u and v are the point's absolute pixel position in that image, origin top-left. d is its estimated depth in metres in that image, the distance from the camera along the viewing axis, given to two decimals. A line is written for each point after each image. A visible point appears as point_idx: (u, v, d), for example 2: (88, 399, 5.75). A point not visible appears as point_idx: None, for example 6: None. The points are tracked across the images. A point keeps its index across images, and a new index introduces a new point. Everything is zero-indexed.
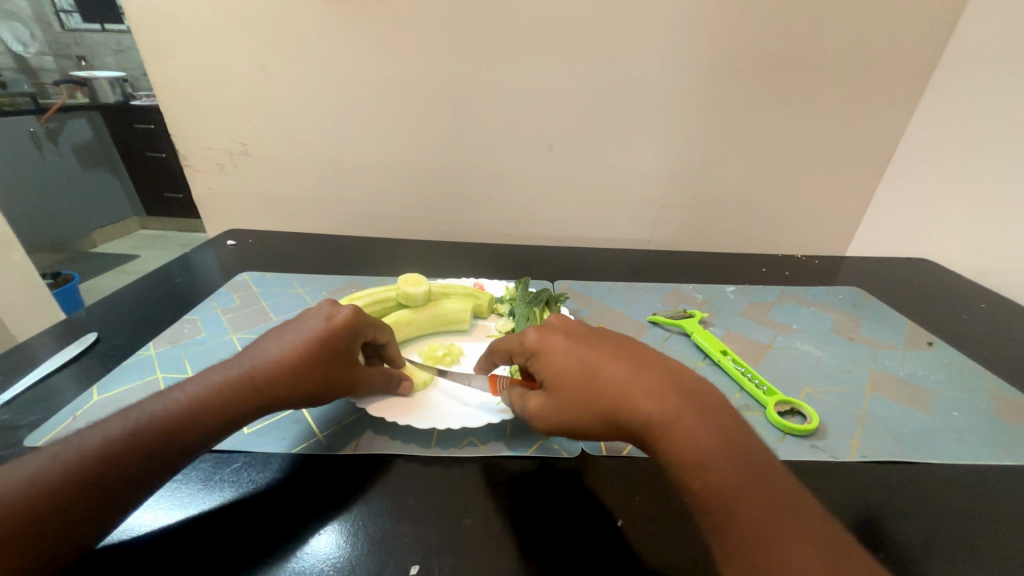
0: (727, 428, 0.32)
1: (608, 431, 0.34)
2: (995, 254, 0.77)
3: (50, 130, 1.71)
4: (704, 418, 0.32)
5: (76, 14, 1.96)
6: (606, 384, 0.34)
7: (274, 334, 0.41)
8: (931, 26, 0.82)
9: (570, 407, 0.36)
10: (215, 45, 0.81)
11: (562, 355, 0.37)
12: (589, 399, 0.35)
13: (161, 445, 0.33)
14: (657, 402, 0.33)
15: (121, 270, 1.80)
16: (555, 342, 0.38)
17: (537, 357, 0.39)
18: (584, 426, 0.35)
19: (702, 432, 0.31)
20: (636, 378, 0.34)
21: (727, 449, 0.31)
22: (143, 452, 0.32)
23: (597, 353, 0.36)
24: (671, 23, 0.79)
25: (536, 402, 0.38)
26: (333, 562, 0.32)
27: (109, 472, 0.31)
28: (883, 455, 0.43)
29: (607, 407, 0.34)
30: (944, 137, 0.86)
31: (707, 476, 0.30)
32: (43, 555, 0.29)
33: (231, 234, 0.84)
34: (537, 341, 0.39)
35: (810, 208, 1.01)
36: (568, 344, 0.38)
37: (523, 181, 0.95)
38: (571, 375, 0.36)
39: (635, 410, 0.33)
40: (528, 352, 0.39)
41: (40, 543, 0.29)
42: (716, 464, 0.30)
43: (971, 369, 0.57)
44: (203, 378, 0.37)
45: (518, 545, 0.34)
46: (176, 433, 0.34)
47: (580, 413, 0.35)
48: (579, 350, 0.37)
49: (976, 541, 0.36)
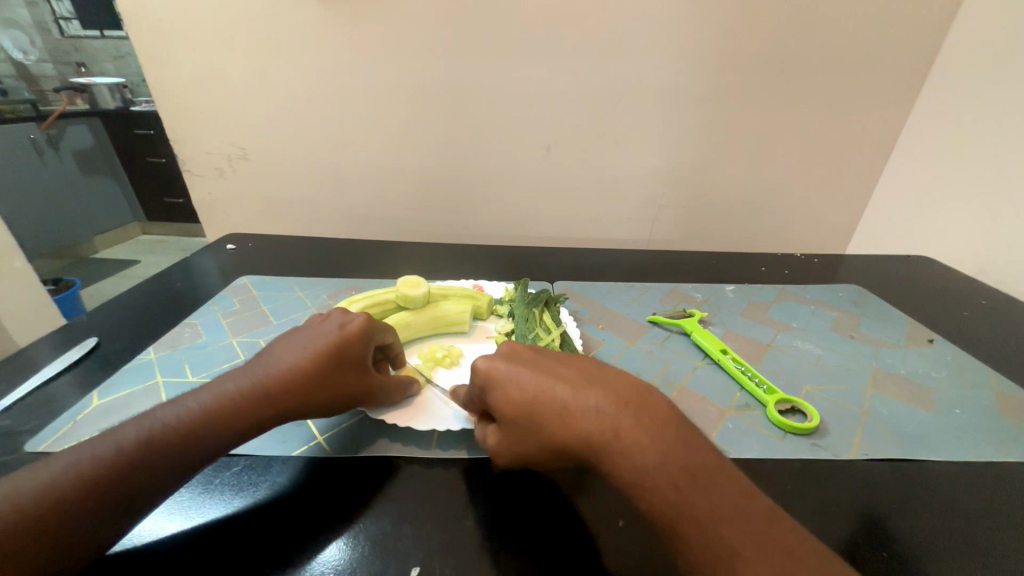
0: (673, 442, 0.31)
1: (556, 457, 0.34)
2: (994, 251, 0.77)
3: (50, 137, 1.73)
4: (645, 435, 0.31)
5: (75, 21, 1.97)
6: (548, 408, 0.34)
7: (284, 343, 0.41)
8: (927, 25, 0.82)
9: (517, 435, 0.35)
10: (215, 51, 0.81)
11: (505, 382, 0.37)
12: (534, 425, 0.34)
13: (177, 454, 0.33)
14: (599, 421, 0.32)
15: (123, 275, 1.81)
16: (498, 368, 0.37)
17: (485, 389, 0.38)
18: (531, 453, 0.35)
19: (646, 449, 0.31)
20: (576, 399, 0.34)
21: (675, 463, 0.30)
22: (158, 459, 0.32)
23: (539, 376, 0.36)
24: (668, 25, 0.80)
25: (493, 437, 0.38)
26: (335, 565, 0.32)
27: (122, 481, 0.31)
28: (884, 454, 0.43)
29: (550, 432, 0.34)
30: (942, 134, 0.86)
31: (655, 490, 0.30)
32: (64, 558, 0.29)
33: (231, 238, 0.84)
34: (482, 371, 0.38)
35: (810, 206, 1.01)
36: (511, 367, 0.37)
37: (523, 182, 0.95)
38: (515, 402, 0.35)
39: (578, 432, 0.33)
40: (477, 382, 0.38)
41: (62, 549, 0.29)
42: (662, 484, 0.30)
43: (972, 366, 0.57)
44: (215, 388, 0.37)
45: (520, 546, 0.34)
46: (189, 442, 0.34)
47: (527, 440, 0.35)
48: (522, 374, 0.37)
49: (981, 540, 0.36)
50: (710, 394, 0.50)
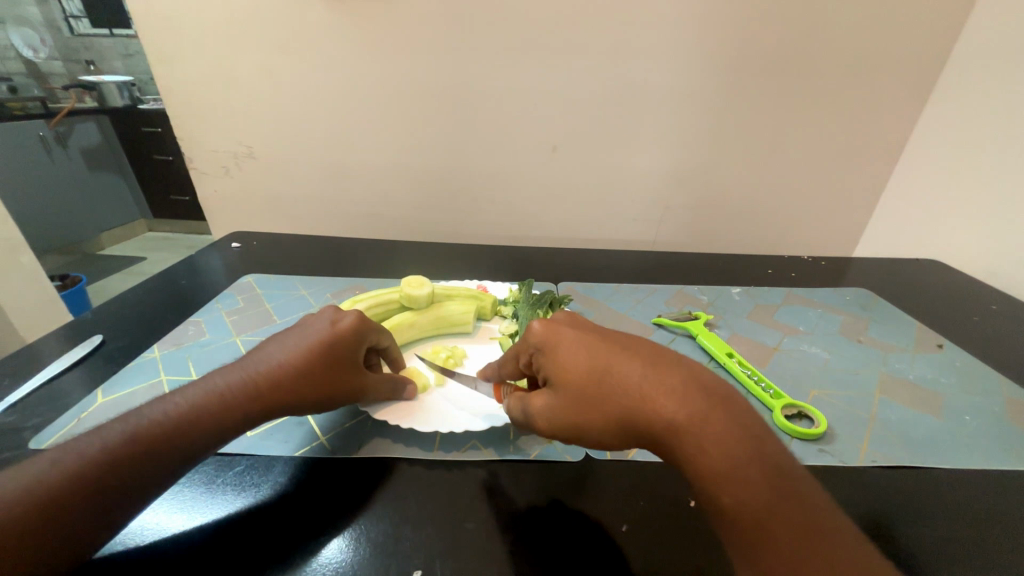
0: (752, 434, 0.31)
1: (619, 432, 0.34)
2: (1005, 255, 0.76)
3: (59, 134, 1.74)
4: (730, 424, 0.31)
5: (85, 20, 1.99)
6: (620, 382, 0.34)
7: (276, 340, 0.41)
8: (938, 26, 0.81)
9: (580, 404, 0.35)
10: (221, 49, 0.82)
11: (573, 351, 0.36)
12: (601, 397, 0.34)
13: (167, 451, 0.33)
14: (677, 402, 0.32)
15: (129, 272, 1.82)
16: (566, 337, 0.37)
17: (545, 355, 0.38)
18: (592, 424, 0.35)
19: (729, 437, 0.30)
20: (654, 377, 0.33)
21: (753, 453, 0.30)
22: (147, 456, 0.32)
23: (610, 349, 0.36)
24: (674, 25, 0.79)
25: (541, 399, 0.37)
26: (337, 567, 0.32)
27: (110, 479, 0.31)
28: (894, 460, 0.43)
29: (619, 406, 0.33)
30: (952, 137, 0.85)
31: (733, 481, 0.29)
32: (55, 556, 0.29)
33: (236, 236, 0.84)
34: (544, 336, 0.38)
35: (817, 209, 1.00)
36: (579, 337, 0.37)
37: (527, 182, 0.95)
38: (582, 371, 0.35)
39: (653, 409, 0.32)
40: (538, 347, 0.38)
41: (48, 547, 0.29)
42: (743, 473, 0.29)
43: (983, 372, 0.56)
44: (204, 384, 0.37)
45: (523, 550, 0.33)
46: (179, 438, 0.34)
47: (590, 411, 0.34)
48: (591, 345, 0.36)
49: (993, 550, 0.35)
50: None
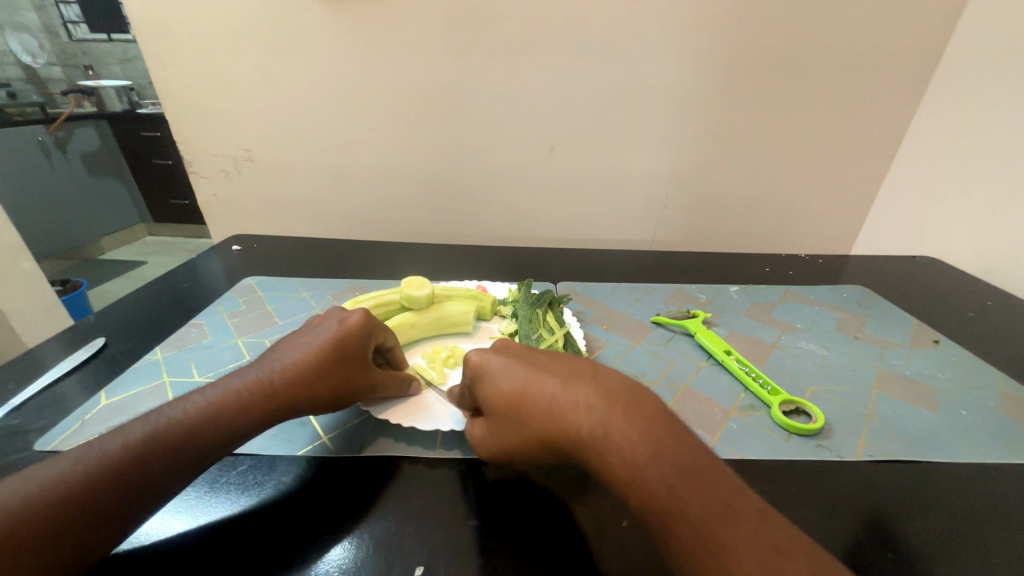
0: (659, 435, 0.31)
1: (545, 451, 0.34)
2: (999, 251, 0.76)
3: (58, 139, 1.75)
4: (632, 429, 0.31)
5: (83, 25, 2.00)
6: (536, 401, 0.34)
7: (289, 341, 0.42)
8: (932, 24, 0.82)
9: (507, 428, 0.36)
10: (220, 53, 0.82)
11: (495, 375, 0.37)
12: (521, 419, 0.35)
13: (183, 450, 0.33)
14: (584, 414, 0.32)
15: (129, 276, 1.82)
16: (489, 361, 0.38)
17: (476, 382, 0.38)
18: (521, 446, 0.35)
19: (634, 445, 0.30)
20: (564, 395, 0.34)
21: (658, 454, 0.30)
22: (170, 452, 0.33)
23: (528, 369, 0.36)
24: (670, 26, 0.80)
25: (479, 428, 0.38)
26: (339, 564, 0.32)
27: (128, 476, 0.31)
28: (890, 454, 0.43)
29: (539, 426, 0.34)
30: (947, 133, 0.85)
31: (641, 486, 0.29)
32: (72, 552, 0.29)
33: (236, 239, 0.85)
34: (474, 363, 0.39)
35: (814, 207, 1.00)
36: (500, 360, 0.38)
37: (525, 182, 0.95)
38: (503, 395, 0.36)
39: (566, 426, 0.33)
40: (468, 375, 0.39)
41: (71, 543, 0.29)
42: (648, 476, 0.29)
43: (978, 366, 0.56)
44: (222, 384, 0.38)
45: (523, 547, 0.34)
46: (199, 436, 0.34)
47: (517, 434, 0.35)
48: (511, 368, 0.37)
49: (987, 541, 0.36)
50: (713, 395, 0.50)
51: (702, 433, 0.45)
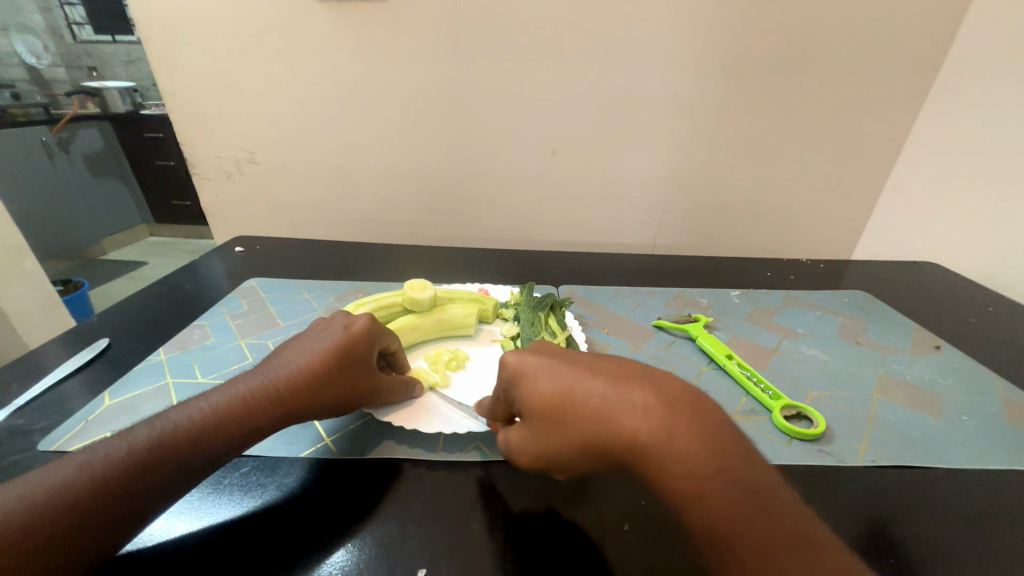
0: (717, 439, 0.31)
1: (589, 456, 0.33)
2: (1000, 258, 0.77)
3: (62, 140, 1.76)
4: (693, 433, 0.31)
5: (87, 26, 2.01)
6: (586, 404, 0.33)
7: (294, 346, 0.42)
8: (932, 30, 0.82)
9: (549, 431, 0.34)
10: (225, 56, 0.83)
11: (538, 377, 0.36)
12: (567, 421, 0.34)
13: (187, 454, 0.33)
14: (639, 418, 0.32)
15: (130, 277, 1.83)
16: (530, 362, 0.37)
17: (515, 385, 0.37)
18: (564, 450, 0.34)
19: (695, 450, 0.30)
20: (618, 398, 0.33)
21: (717, 461, 0.30)
22: (174, 455, 0.33)
23: (573, 371, 0.36)
24: (672, 31, 0.81)
25: (516, 434, 0.37)
26: (342, 566, 0.32)
27: (132, 480, 0.31)
28: (891, 459, 0.43)
29: (586, 429, 0.33)
30: (947, 139, 0.86)
31: (703, 492, 0.29)
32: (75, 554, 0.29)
33: (239, 241, 0.85)
34: (511, 365, 0.38)
35: (814, 212, 1.01)
36: (544, 362, 0.37)
37: (527, 186, 0.95)
38: (547, 397, 0.35)
39: (618, 429, 0.32)
40: (507, 377, 0.38)
41: (74, 545, 0.29)
42: (710, 481, 0.29)
43: (979, 372, 0.56)
44: (227, 389, 0.38)
45: (525, 549, 0.34)
46: (202, 440, 0.34)
47: (559, 437, 0.34)
48: (555, 370, 0.36)
49: (989, 546, 0.36)
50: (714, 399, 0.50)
51: None
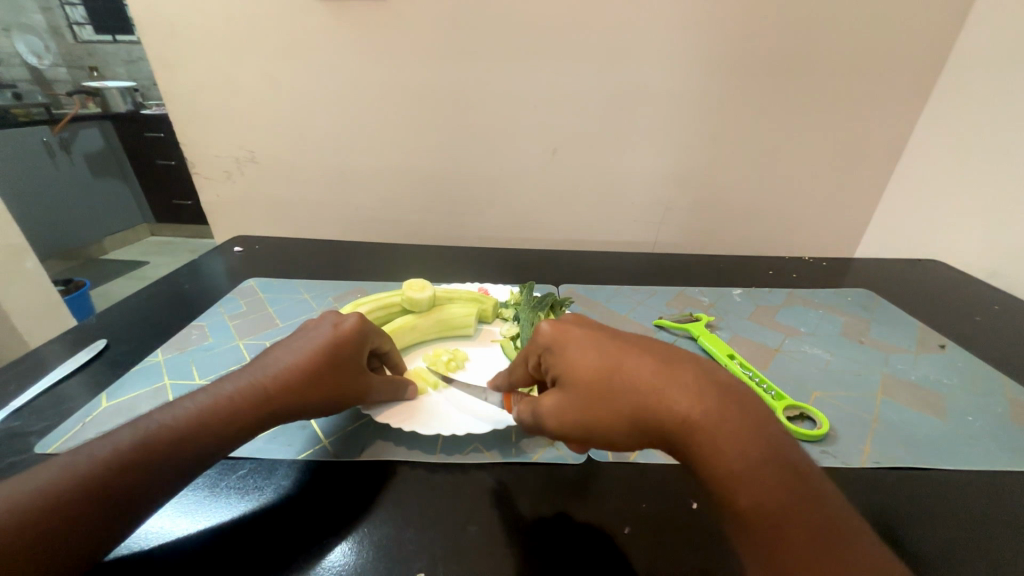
0: (763, 426, 0.30)
1: (629, 429, 0.33)
2: (1005, 255, 0.76)
3: (63, 139, 1.76)
4: (742, 416, 0.30)
5: (88, 26, 2.02)
6: (633, 379, 0.33)
7: (282, 345, 0.41)
8: (937, 25, 0.81)
9: (590, 401, 0.34)
10: (224, 55, 0.82)
11: (584, 349, 0.36)
12: (611, 393, 0.33)
13: (172, 456, 0.33)
14: (687, 395, 0.31)
15: (132, 276, 1.83)
16: (575, 335, 0.37)
17: (557, 356, 0.37)
18: (604, 422, 0.34)
19: (743, 432, 0.30)
20: (666, 373, 0.33)
21: (764, 447, 0.29)
22: (160, 458, 0.33)
23: (620, 346, 0.35)
24: (674, 27, 0.80)
25: (548, 403, 0.36)
26: (339, 569, 0.32)
27: (116, 483, 0.31)
28: (896, 461, 0.43)
29: (631, 401, 0.32)
30: (953, 136, 0.85)
31: (751, 474, 0.28)
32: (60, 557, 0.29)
33: (238, 240, 0.84)
34: (553, 335, 0.37)
35: (817, 209, 1.00)
36: (590, 335, 0.37)
37: (527, 184, 0.95)
38: (590, 368, 0.35)
39: (664, 403, 0.32)
40: (549, 348, 0.37)
41: (57, 548, 0.29)
42: (756, 464, 0.29)
43: (984, 371, 0.56)
44: (214, 389, 0.37)
45: (524, 552, 0.33)
46: (188, 443, 0.34)
47: (601, 408, 0.34)
48: (601, 343, 0.36)
49: (997, 550, 0.35)
50: None
51: None
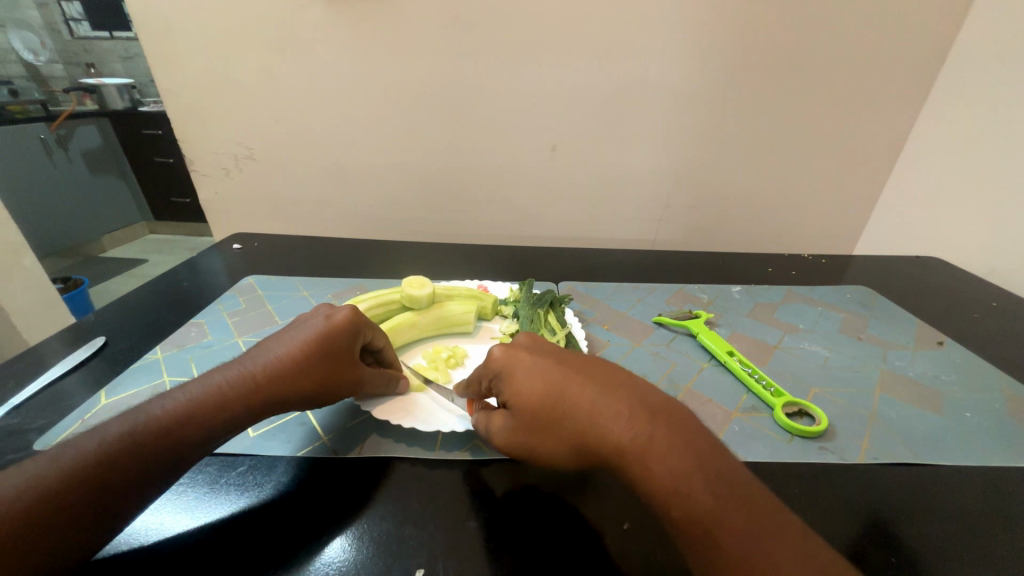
0: (700, 450, 0.31)
1: (575, 456, 0.34)
2: (1004, 252, 0.76)
3: (60, 137, 1.75)
4: (676, 441, 0.31)
5: (84, 23, 2.00)
6: (575, 406, 0.34)
7: (275, 336, 0.42)
8: (939, 21, 0.81)
9: (536, 431, 0.35)
10: (221, 51, 0.82)
11: (529, 374, 0.36)
12: (555, 422, 0.34)
13: (162, 444, 0.33)
14: (623, 422, 0.32)
15: (131, 274, 1.83)
16: (523, 361, 0.37)
17: (504, 380, 0.37)
18: (551, 450, 0.35)
19: (677, 457, 0.30)
20: (605, 400, 0.33)
21: (704, 468, 0.30)
22: (151, 449, 0.33)
23: (565, 371, 0.36)
24: (674, 23, 0.79)
25: (499, 421, 0.38)
26: (338, 566, 0.32)
27: (107, 472, 0.31)
28: (893, 456, 0.43)
29: (573, 430, 0.33)
30: (952, 133, 0.84)
31: (684, 500, 0.29)
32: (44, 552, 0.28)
33: (237, 237, 0.84)
34: (502, 362, 0.38)
35: (817, 206, 1.00)
36: (536, 359, 0.37)
37: (527, 181, 0.95)
38: (535, 397, 0.35)
39: (603, 433, 0.32)
40: (498, 371, 0.38)
41: (45, 543, 0.29)
42: (692, 488, 0.29)
43: (982, 368, 0.56)
44: (204, 379, 0.38)
45: (523, 547, 0.34)
46: (176, 432, 0.34)
47: (547, 437, 0.35)
48: (547, 368, 0.36)
49: (993, 545, 0.35)
50: (716, 396, 0.49)
51: None
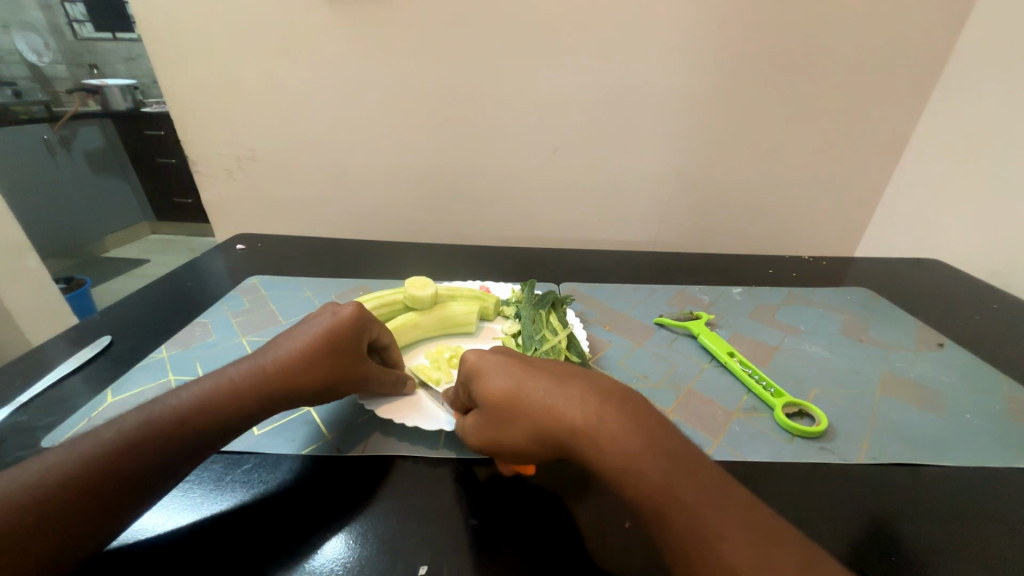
0: (652, 430, 0.31)
1: (539, 449, 0.34)
2: (1003, 254, 0.76)
3: (64, 137, 1.76)
4: (627, 423, 0.31)
5: (88, 24, 2.01)
6: (531, 398, 0.34)
7: (284, 333, 0.42)
8: (938, 25, 0.81)
9: (498, 426, 0.35)
10: (225, 53, 0.82)
11: (487, 372, 0.37)
12: (515, 415, 0.34)
13: (175, 440, 0.34)
14: (579, 409, 0.32)
15: (134, 274, 1.84)
16: (486, 359, 0.37)
17: (467, 380, 0.38)
18: (513, 444, 0.34)
19: (628, 439, 0.31)
20: (559, 390, 0.34)
21: (658, 452, 0.30)
22: (164, 446, 0.33)
23: (522, 367, 0.36)
24: (675, 26, 0.80)
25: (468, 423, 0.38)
26: (343, 562, 0.32)
27: (119, 467, 0.31)
28: (893, 457, 0.43)
29: (532, 421, 0.33)
30: (952, 136, 0.85)
31: (638, 479, 0.29)
32: (53, 544, 0.29)
33: (240, 238, 0.85)
34: (466, 360, 0.38)
35: (817, 208, 1.00)
36: (494, 357, 0.37)
37: (529, 182, 0.95)
38: (497, 394, 0.35)
39: (560, 420, 0.32)
40: (461, 373, 0.38)
41: (57, 534, 0.29)
42: (644, 467, 0.29)
43: (982, 370, 0.56)
44: (217, 374, 0.38)
45: (526, 547, 0.34)
46: (189, 428, 0.34)
47: (507, 431, 0.34)
48: (503, 364, 0.37)
49: (989, 544, 0.36)
50: (716, 396, 0.50)
51: (705, 434, 0.45)
